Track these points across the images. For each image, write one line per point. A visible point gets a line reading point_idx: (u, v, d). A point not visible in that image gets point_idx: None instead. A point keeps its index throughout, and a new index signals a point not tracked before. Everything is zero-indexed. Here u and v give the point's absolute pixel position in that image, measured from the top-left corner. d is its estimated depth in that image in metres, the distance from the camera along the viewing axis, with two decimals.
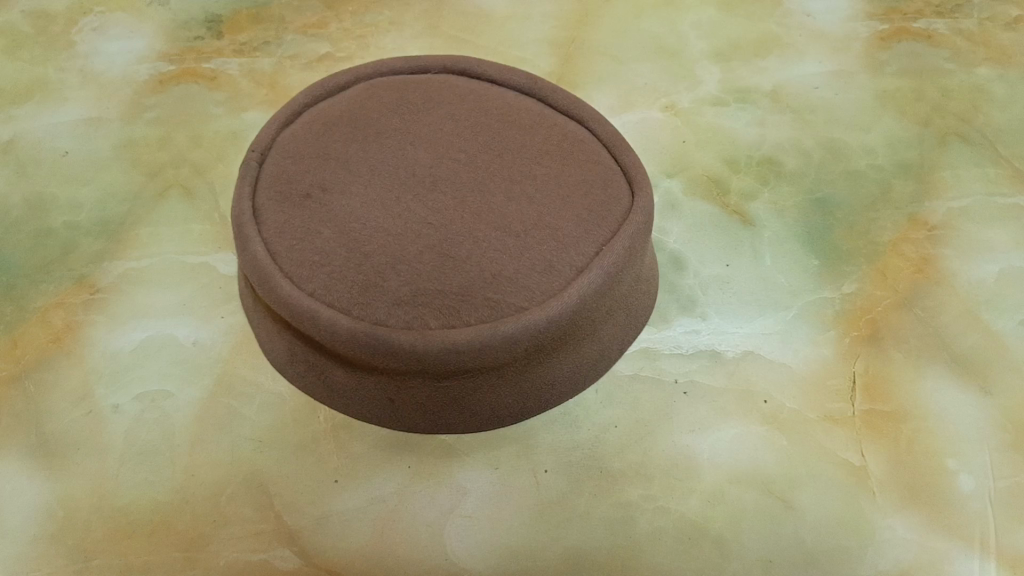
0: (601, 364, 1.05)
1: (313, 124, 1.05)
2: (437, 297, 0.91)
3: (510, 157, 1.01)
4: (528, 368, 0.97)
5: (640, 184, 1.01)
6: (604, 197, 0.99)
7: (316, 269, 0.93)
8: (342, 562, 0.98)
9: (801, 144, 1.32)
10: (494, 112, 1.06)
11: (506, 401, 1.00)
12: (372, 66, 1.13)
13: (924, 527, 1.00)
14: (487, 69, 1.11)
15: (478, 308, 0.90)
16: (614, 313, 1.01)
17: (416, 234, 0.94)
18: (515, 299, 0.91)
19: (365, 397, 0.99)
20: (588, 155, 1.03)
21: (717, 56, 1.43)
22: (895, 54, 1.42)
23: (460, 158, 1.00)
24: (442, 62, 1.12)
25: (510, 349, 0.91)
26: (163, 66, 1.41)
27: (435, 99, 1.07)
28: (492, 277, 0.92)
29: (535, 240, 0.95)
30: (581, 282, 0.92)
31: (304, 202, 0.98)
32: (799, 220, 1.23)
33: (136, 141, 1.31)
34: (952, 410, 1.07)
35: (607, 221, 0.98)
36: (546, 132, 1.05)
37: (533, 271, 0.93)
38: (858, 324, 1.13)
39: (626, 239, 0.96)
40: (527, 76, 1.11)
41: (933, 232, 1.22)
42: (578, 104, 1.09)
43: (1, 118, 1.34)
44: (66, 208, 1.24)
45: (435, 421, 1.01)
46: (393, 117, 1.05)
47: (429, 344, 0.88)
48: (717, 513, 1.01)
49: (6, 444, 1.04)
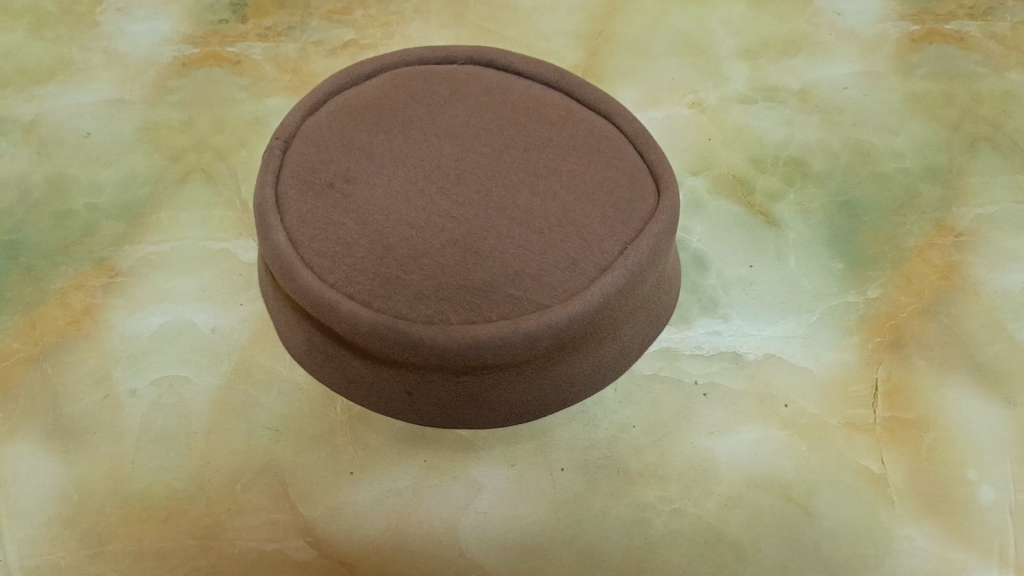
0: (621, 363, 1.04)
1: (338, 113, 1.04)
2: (459, 292, 0.90)
3: (536, 152, 1.00)
4: (548, 365, 0.96)
5: (666, 182, 0.99)
6: (629, 195, 0.98)
7: (338, 260, 0.93)
8: (356, 554, 0.98)
9: (828, 146, 1.30)
10: (521, 106, 1.05)
11: (524, 397, 0.99)
12: (399, 55, 1.11)
13: (942, 538, 0.99)
14: (514, 61, 1.10)
15: (500, 304, 0.90)
16: (636, 312, 1.00)
17: (439, 227, 0.93)
18: (538, 296, 0.90)
19: (383, 390, 0.98)
20: (614, 152, 1.02)
21: (745, 54, 1.41)
22: (926, 56, 1.40)
23: (486, 152, 0.99)
24: (469, 53, 1.11)
25: (531, 347, 0.90)
26: (187, 49, 1.40)
27: (461, 91, 1.06)
28: (515, 273, 0.91)
29: (559, 236, 0.94)
30: (605, 281, 0.91)
31: (327, 192, 0.97)
32: (825, 223, 1.22)
33: (159, 124, 1.31)
34: (974, 421, 1.06)
35: (632, 220, 0.96)
36: (572, 127, 1.03)
37: (556, 268, 0.92)
38: (882, 330, 1.12)
39: (651, 239, 0.95)
40: (554, 70, 1.09)
41: (960, 239, 1.20)
42: (605, 100, 1.07)
43: (24, 97, 1.34)
44: (87, 189, 1.24)
45: (453, 416, 1.00)
46: (419, 109, 1.04)
47: (449, 340, 0.88)
48: (734, 517, 1.00)
49: (23, 425, 1.04)
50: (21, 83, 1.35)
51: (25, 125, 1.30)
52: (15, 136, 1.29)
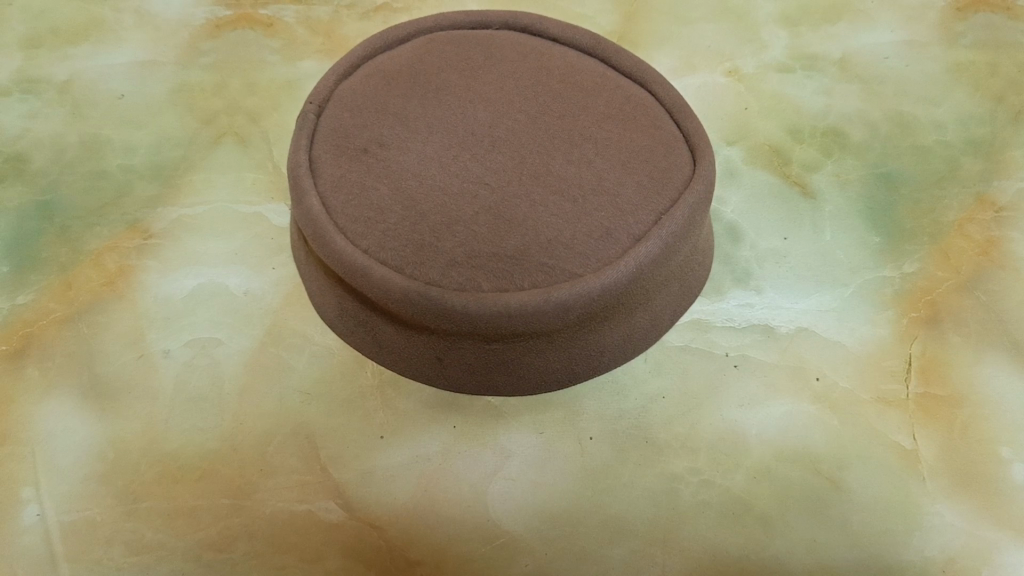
0: (652, 334, 1.03)
1: (373, 78, 1.03)
2: (491, 259, 0.89)
3: (571, 119, 0.99)
4: (579, 334, 0.95)
5: (702, 151, 0.98)
6: (665, 164, 0.97)
7: (370, 225, 0.92)
8: (386, 518, 0.99)
9: (868, 116, 1.27)
10: (556, 73, 1.04)
11: (555, 365, 0.99)
12: (433, 20, 1.10)
13: (973, 515, 0.99)
14: (550, 27, 1.09)
15: (532, 273, 0.89)
16: (669, 283, 0.99)
17: (472, 194, 0.93)
18: (571, 265, 0.89)
19: (414, 356, 0.98)
20: (650, 121, 1.01)
21: (785, 20, 1.38)
22: (971, 26, 1.37)
23: (520, 119, 0.98)
24: (504, 18, 1.10)
25: (562, 317, 0.89)
26: (220, 11, 1.39)
27: (496, 57, 1.05)
28: (548, 242, 0.90)
29: (593, 205, 0.92)
30: (638, 251, 0.90)
31: (361, 157, 0.96)
32: (862, 195, 1.20)
33: (191, 86, 1.31)
34: (1010, 398, 1.05)
35: (668, 189, 0.95)
36: (607, 95, 1.02)
37: (590, 237, 0.91)
38: (917, 305, 1.11)
39: (687, 209, 0.93)
40: (591, 37, 1.08)
41: (1000, 213, 1.18)
42: (642, 67, 1.06)
43: (57, 57, 1.34)
44: (120, 150, 1.24)
45: (483, 383, 1.00)
46: (453, 74, 1.03)
47: (481, 308, 0.87)
48: (763, 489, 1.00)
49: (59, 383, 1.06)
50: (54, 43, 1.35)
51: (60, 85, 1.31)
52: (49, 97, 1.30)
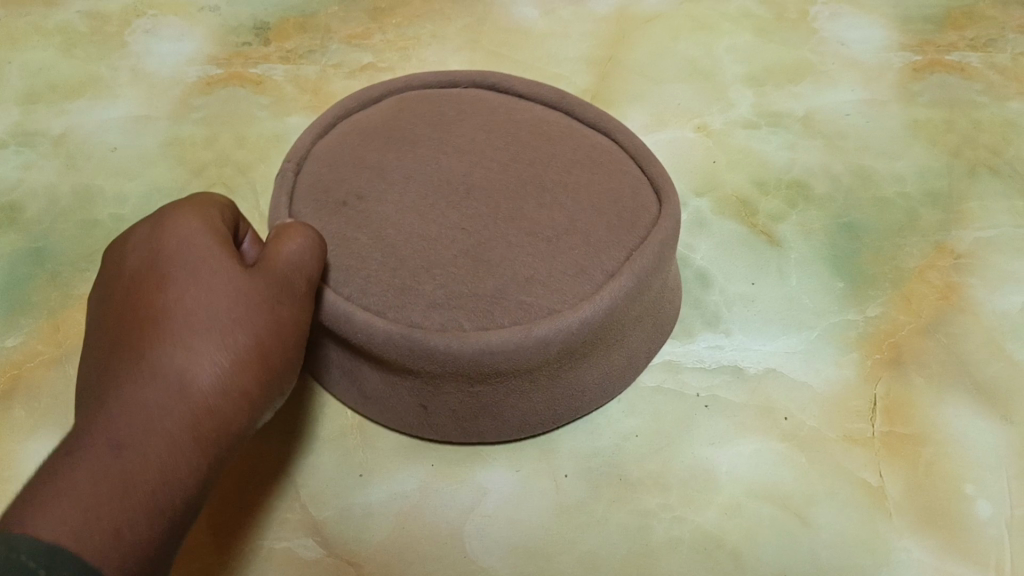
0: (626, 373, 1.07)
1: (349, 136, 1.09)
2: (470, 299, 0.93)
3: (543, 166, 1.03)
4: (559, 372, 0.97)
5: (668, 192, 1.03)
6: (633, 204, 1.02)
7: (351, 274, 0.96)
8: (363, 554, 1.00)
9: (831, 170, 1.33)
10: (525, 124, 1.09)
11: (537, 407, 1.01)
12: (404, 79, 1.16)
13: (939, 550, 1.00)
14: (516, 83, 1.14)
15: (511, 311, 0.92)
16: (642, 320, 1.03)
17: (448, 239, 0.97)
18: (548, 301, 0.93)
19: (399, 404, 1.01)
20: (616, 166, 1.06)
21: (751, 80, 1.45)
22: (928, 85, 1.44)
23: (493, 166, 1.03)
24: (472, 76, 1.15)
25: (544, 353, 0.91)
26: (211, 69, 1.45)
27: (468, 111, 1.10)
28: (525, 279, 0.94)
29: (567, 245, 0.96)
30: (613, 287, 0.93)
31: (340, 210, 1.00)
32: (827, 243, 1.25)
33: (183, 140, 1.35)
34: (972, 437, 1.08)
35: (636, 228, 1.00)
36: (575, 142, 1.07)
37: (565, 274, 0.94)
38: (881, 347, 1.15)
39: (655, 247, 0.97)
40: (554, 92, 1.13)
41: (959, 260, 1.23)
42: (606, 119, 1.11)
43: (54, 112, 1.39)
44: (112, 200, 1.29)
45: (467, 429, 1.02)
46: (427, 127, 1.08)
47: (464, 346, 0.90)
48: (733, 526, 1.02)
49: (44, 423, 1.07)
50: (51, 98, 1.41)
51: (55, 138, 1.36)
52: (44, 149, 1.35)
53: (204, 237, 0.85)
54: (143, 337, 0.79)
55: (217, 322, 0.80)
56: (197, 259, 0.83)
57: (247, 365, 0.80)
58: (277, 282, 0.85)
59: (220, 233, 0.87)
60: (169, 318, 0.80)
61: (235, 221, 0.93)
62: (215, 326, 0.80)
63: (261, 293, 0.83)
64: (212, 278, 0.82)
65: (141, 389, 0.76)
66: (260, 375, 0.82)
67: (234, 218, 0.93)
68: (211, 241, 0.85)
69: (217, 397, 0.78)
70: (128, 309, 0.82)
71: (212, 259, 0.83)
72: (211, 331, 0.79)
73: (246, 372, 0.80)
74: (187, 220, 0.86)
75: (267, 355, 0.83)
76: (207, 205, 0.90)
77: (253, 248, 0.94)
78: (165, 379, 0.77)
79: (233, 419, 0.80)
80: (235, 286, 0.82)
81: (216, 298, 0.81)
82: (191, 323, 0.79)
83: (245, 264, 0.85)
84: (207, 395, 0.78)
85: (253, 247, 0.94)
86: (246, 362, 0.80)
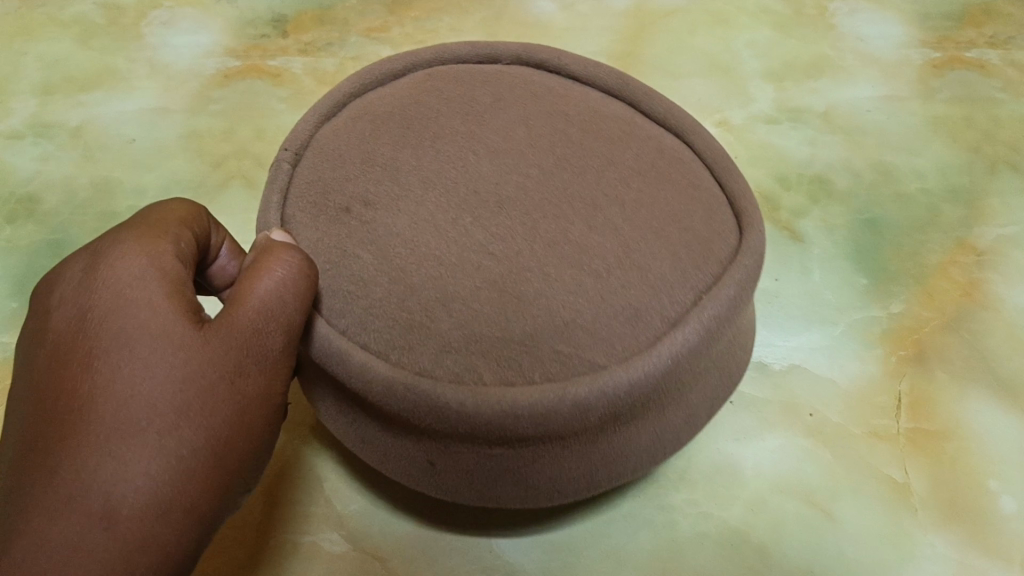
0: (686, 436, 0.81)
1: (361, 121, 0.90)
2: (496, 345, 0.73)
3: (595, 176, 0.82)
4: (601, 437, 0.74)
5: (752, 221, 0.83)
6: (705, 233, 0.81)
7: (352, 302, 0.77)
8: (388, 548, 1.00)
9: (852, 165, 1.33)
10: (575, 117, 0.88)
11: (574, 479, 0.77)
12: (433, 52, 0.98)
13: (963, 546, 1.00)
14: (569, 63, 0.96)
15: (545, 362, 0.72)
16: (710, 375, 0.79)
17: (474, 264, 0.76)
18: (594, 354, 0.72)
19: (400, 459, 0.78)
20: (690, 179, 0.85)
21: (770, 75, 1.45)
22: (947, 82, 1.44)
23: (533, 173, 0.82)
24: (515, 52, 0.97)
25: (581, 421, 0.71)
26: (229, 61, 1.44)
27: (506, 98, 0.90)
28: (565, 324, 0.73)
29: (620, 281, 0.75)
30: (675, 337, 0.73)
31: (344, 217, 0.81)
32: (849, 239, 1.25)
33: (201, 132, 1.35)
34: (997, 433, 1.08)
35: (710, 261, 0.79)
36: (639, 146, 0.86)
37: (616, 318, 0.74)
38: (904, 344, 1.15)
39: (734, 286, 0.77)
40: (617, 77, 0.95)
41: (981, 257, 1.23)
42: (679, 115, 0.91)
43: (71, 103, 1.38)
44: (130, 192, 1.28)
45: (484, 494, 0.78)
46: (453, 117, 0.88)
47: (481, 405, 0.70)
48: (759, 520, 1.01)
49: None
50: (68, 90, 1.40)
51: (72, 130, 1.35)
52: (62, 140, 1.34)
53: (148, 285, 0.66)
54: (53, 440, 0.62)
55: (151, 420, 0.63)
56: (131, 328, 0.64)
57: (196, 471, 0.64)
58: (244, 346, 0.68)
59: (171, 278, 0.68)
60: (85, 416, 0.62)
61: (208, 235, 0.78)
62: (151, 425, 0.63)
63: (222, 367, 0.67)
64: (147, 357, 0.64)
65: (50, 520, 0.59)
66: (216, 481, 0.65)
67: (196, 234, 0.76)
68: (155, 294, 0.66)
69: (152, 522, 0.62)
70: (37, 400, 0.64)
71: (154, 325, 0.65)
72: (143, 434, 0.62)
73: (193, 482, 0.64)
74: (128, 257, 0.67)
75: (224, 453, 0.66)
76: (161, 236, 0.71)
77: (231, 262, 0.83)
78: (82, 505, 0.60)
79: (177, 546, 0.63)
80: (179, 368, 0.64)
81: (152, 383, 0.63)
82: (116, 422, 0.62)
83: (201, 323, 0.67)
84: (137, 518, 0.61)
85: (233, 260, 0.83)
86: (193, 469, 0.64)
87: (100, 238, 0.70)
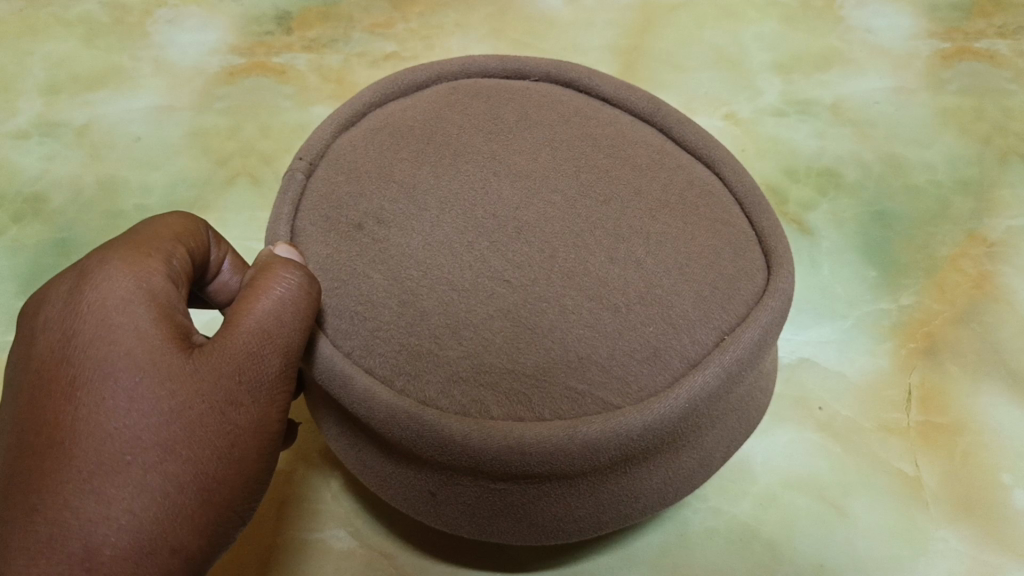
0: (700, 476, 0.80)
1: (380, 134, 0.89)
2: (506, 378, 0.72)
3: (619, 204, 0.81)
4: (612, 476, 0.73)
5: (778, 261, 0.81)
6: (732, 272, 0.79)
7: (357, 324, 0.77)
8: (396, 546, 0.99)
9: (860, 157, 1.32)
10: (603, 143, 0.87)
11: (579, 514, 0.75)
12: (459, 65, 0.98)
13: (977, 540, 0.99)
14: (602, 83, 0.95)
15: (555, 399, 0.71)
16: (726, 416, 0.78)
17: (487, 292, 0.75)
18: (606, 392, 0.71)
19: (403, 485, 0.77)
20: (721, 213, 0.84)
21: (777, 67, 1.44)
22: (956, 72, 1.43)
23: (556, 200, 0.80)
24: (546, 69, 0.97)
25: (591, 461, 0.70)
26: (235, 59, 1.44)
27: (531, 118, 0.89)
28: (579, 359, 0.72)
29: (639, 317, 0.74)
30: (691, 383, 0.72)
31: (355, 234, 0.80)
32: (858, 232, 1.24)
33: (205, 130, 1.34)
34: (1009, 425, 1.07)
35: (733, 303, 0.77)
36: (668, 176, 0.85)
37: (632, 358, 0.73)
38: (915, 337, 1.14)
39: (757, 332, 0.75)
40: (648, 100, 0.94)
41: (992, 248, 1.22)
42: (711, 144, 0.90)
43: (77, 102, 1.38)
44: (136, 191, 1.28)
45: (484, 527, 0.77)
46: (475, 136, 0.86)
47: (485, 439, 0.69)
48: (770, 516, 1.01)
49: None
50: (73, 88, 1.40)
51: (78, 129, 1.35)
52: (68, 140, 1.34)
53: (135, 311, 0.66)
54: (35, 477, 0.61)
55: (136, 455, 0.62)
56: (116, 358, 0.63)
57: (182, 508, 0.64)
58: (235, 372, 0.68)
59: (159, 301, 0.67)
60: (68, 452, 0.61)
61: (207, 250, 0.78)
62: (136, 461, 0.62)
63: (209, 398, 0.66)
64: (131, 390, 0.63)
65: (33, 560, 0.59)
66: (204, 516, 0.65)
67: (192, 250, 0.75)
68: (141, 321, 0.65)
69: (139, 560, 0.61)
70: (19, 432, 0.63)
71: (139, 355, 0.64)
72: (126, 471, 0.62)
73: (179, 518, 0.63)
74: (115, 279, 0.67)
75: (212, 488, 0.65)
76: (150, 254, 0.70)
77: (235, 276, 0.83)
78: (65, 545, 0.60)
79: None
80: (165, 400, 0.64)
81: (136, 417, 0.63)
82: (99, 458, 0.61)
83: (190, 350, 0.67)
84: (121, 558, 0.61)
85: (235, 275, 0.83)
86: (180, 506, 0.63)
87: (87, 256, 0.69)
